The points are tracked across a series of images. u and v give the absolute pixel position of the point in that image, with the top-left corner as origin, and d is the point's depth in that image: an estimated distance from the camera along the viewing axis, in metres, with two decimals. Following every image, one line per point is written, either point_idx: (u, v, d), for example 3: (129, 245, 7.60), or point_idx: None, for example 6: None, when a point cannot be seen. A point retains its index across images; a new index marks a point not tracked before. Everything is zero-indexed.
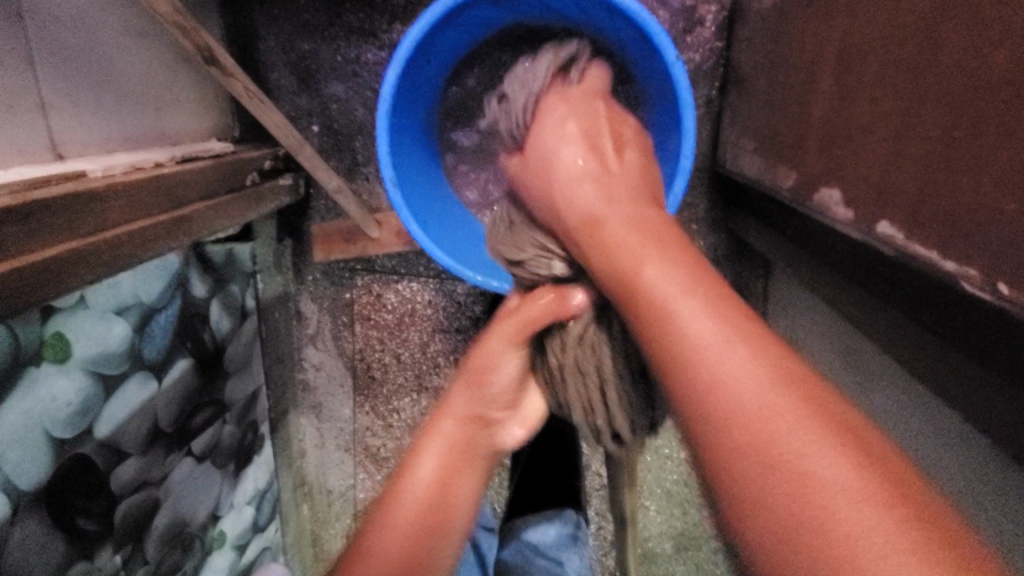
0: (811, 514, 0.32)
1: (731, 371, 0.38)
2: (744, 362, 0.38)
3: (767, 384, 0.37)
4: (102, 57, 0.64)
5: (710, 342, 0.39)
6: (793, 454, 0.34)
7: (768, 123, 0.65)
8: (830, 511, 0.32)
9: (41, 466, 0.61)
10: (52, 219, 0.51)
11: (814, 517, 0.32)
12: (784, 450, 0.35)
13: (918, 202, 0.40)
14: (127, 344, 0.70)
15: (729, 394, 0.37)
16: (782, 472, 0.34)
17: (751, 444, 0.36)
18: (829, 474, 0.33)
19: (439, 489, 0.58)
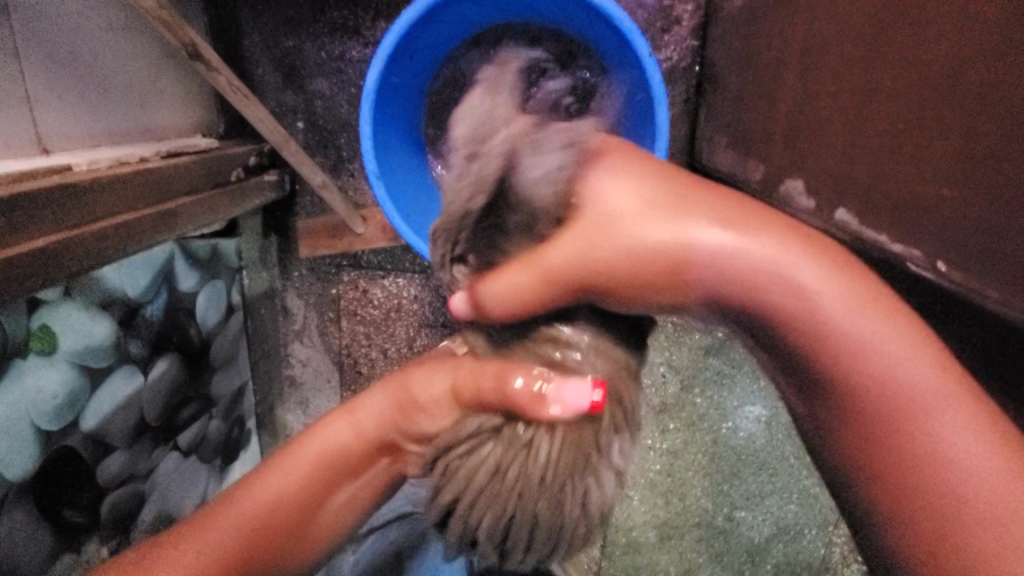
0: (936, 468, 0.43)
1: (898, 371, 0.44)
2: (915, 370, 0.44)
3: (910, 352, 0.45)
4: (88, 54, 0.65)
5: (884, 359, 0.44)
6: (945, 457, 0.43)
7: (738, 120, 0.67)
8: (974, 464, 0.43)
9: (28, 457, 0.61)
10: (39, 211, 0.52)
11: (940, 477, 0.43)
12: (959, 463, 0.43)
13: (872, 190, 0.43)
14: (114, 337, 0.70)
15: (883, 368, 0.45)
16: (930, 436, 0.43)
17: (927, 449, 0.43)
18: (969, 445, 0.43)
19: (304, 497, 0.56)
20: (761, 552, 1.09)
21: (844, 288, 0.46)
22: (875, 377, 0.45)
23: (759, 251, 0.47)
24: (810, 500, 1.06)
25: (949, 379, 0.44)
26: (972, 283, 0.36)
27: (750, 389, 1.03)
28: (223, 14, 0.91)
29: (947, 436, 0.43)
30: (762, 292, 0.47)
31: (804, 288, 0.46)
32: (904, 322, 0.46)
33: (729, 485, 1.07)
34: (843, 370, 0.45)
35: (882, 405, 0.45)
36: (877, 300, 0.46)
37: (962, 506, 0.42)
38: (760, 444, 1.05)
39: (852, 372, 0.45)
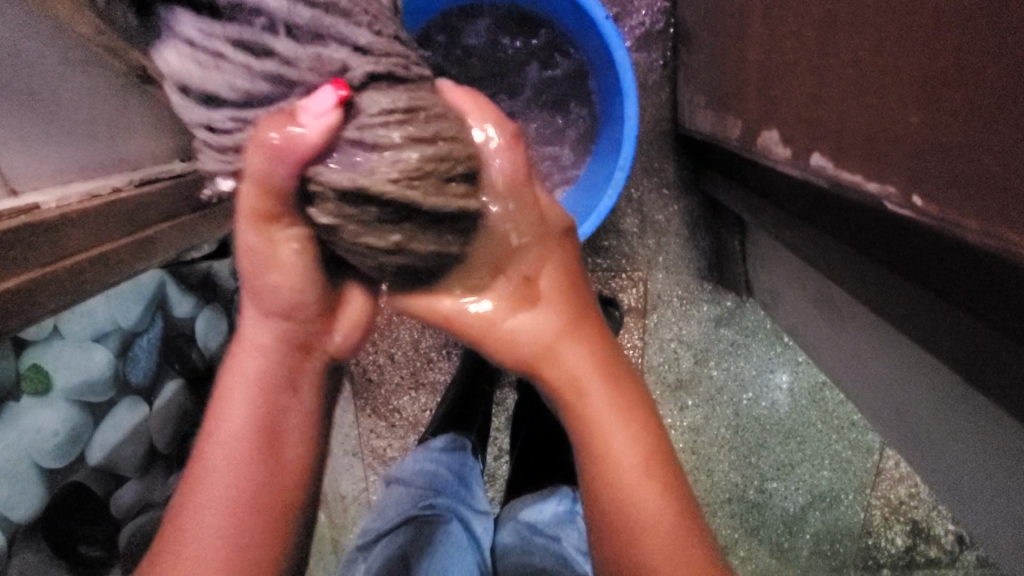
0: (618, 481, 0.46)
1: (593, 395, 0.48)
2: (606, 409, 0.48)
3: (668, 499, 0.46)
4: (47, 91, 0.65)
5: (586, 379, 0.48)
6: (622, 453, 0.46)
7: (713, 78, 0.64)
8: (636, 482, 0.46)
9: (34, 498, 0.62)
10: (9, 252, 0.52)
11: (621, 490, 0.46)
12: (622, 466, 0.46)
13: (842, 129, 0.39)
14: (111, 370, 0.71)
15: (592, 395, 0.48)
16: (631, 548, 0.44)
17: (602, 438, 0.47)
18: (643, 492, 0.46)
19: (248, 450, 0.45)
20: (799, 523, 1.06)
21: (638, 433, 0.48)
22: (626, 496, 0.45)
23: (603, 398, 0.48)
24: (843, 465, 1.02)
25: (681, 526, 0.45)
26: (943, 215, 0.31)
27: (768, 356, 0.99)
28: None
29: (653, 547, 0.44)
30: (597, 438, 0.47)
31: (615, 436, 0.47)
32: (675, 482, 0.47)
33: (757, 457, 1.04)
34: (608, 492, 0.46)
35: (616, 526, 0.45)
36: (673, 465, 0.48)
37: (624, 501, 0.45)
38: (785, 413, 1.02)
39: (600, 456, 0.47)
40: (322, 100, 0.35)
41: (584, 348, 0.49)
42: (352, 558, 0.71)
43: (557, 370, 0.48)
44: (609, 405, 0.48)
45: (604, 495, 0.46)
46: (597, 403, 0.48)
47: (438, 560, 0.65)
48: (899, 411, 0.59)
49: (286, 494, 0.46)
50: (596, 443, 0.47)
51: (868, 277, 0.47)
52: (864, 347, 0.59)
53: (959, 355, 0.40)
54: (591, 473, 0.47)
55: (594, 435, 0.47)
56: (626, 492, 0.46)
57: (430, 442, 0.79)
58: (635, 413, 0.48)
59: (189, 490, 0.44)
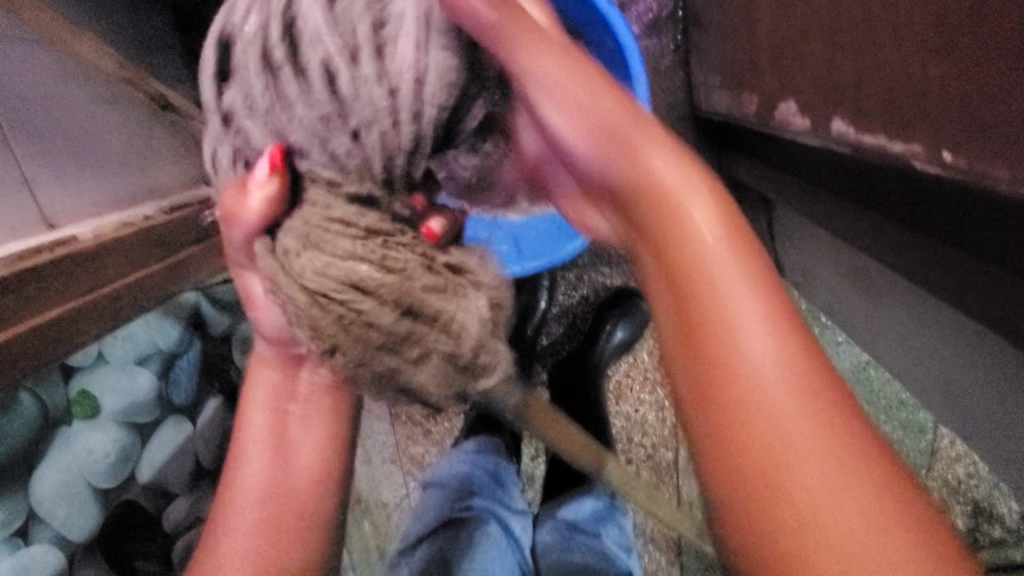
0: (757, 387, 0.30)
1: (711, 249, 0.33)
2: (738, 281, 0.32)
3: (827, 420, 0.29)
4: (78, 128, 0.68)
5: (694, 234, 0.34)
6: (761, 342, 0.31)
7: (726, 56, 0.62)
8: (790, 395, 0.30)
9: (90, 516, 0.65)
10: (48, 284, 0.54)
11: (767, 403, 0.30)
12: (765, 363, 0.30)
13: (860, 90, 0.38)
14: (155, 391, 0.72)
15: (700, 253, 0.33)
16: (770, 469, 0.29)
17: (724, 314, 0.32)
18: (801, 410, 0.29)
19: (263, 506, 0.42)
20: None
21: (781, 322, 0.32)
22: (771, 400, 0.30)
23: (726, 248, 0.33)
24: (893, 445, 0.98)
25: (860, 463, 0.28)
26: (975, 166, 0.30)
27: None
28: None
29: (814, 474, 0.28)
30: (713, 320, 0.32)
31: (740, 316, 0.31)
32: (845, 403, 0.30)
33: None
34: (723, 383, 0.31)
35: (741, 436, 0.30)
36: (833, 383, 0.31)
37: (770, 417, 0.29)
38: None
39: (727, 344, 0.31)
40: (261, 171, 0.36)
41: (705, 198, 0.35)
42: (394, 562, 0.71)
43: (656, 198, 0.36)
44: (737, 279, 0.32)
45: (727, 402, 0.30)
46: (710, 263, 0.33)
47: (477, 563, 0.66)
48: (944, 384, 0.56)
49: (309, 526, 0.43)
50: (713, 321, 0.32)
51: (898, 244, 0.45)
52: (903, 320, 0.57)
53: (1001, 311, 0.38)
54: (699, 364, 0.32)
55: (701, 303, 0.32)
56: (772, 403, 0.29)
57: (463, 444, 0.79)
58: (778, 294, 0.33)
59: (214, 531, 0.42)
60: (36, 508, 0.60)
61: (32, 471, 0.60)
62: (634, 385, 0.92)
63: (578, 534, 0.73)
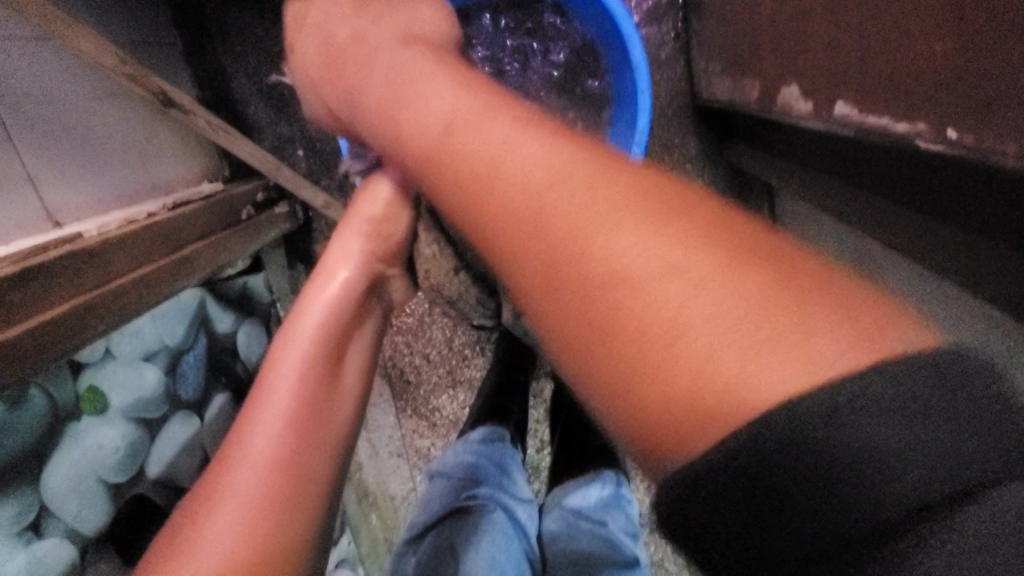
0: (580, 257, 0.28)
1: (505, 142, 0.33)
2: (536, 163, 0.32)
3: (664, 234, 0.27)
4: (81, 125, 0.68)
5: (501, 156, 0.33)
6: (569, 207, 0.29)
7: (728, 41, 0.62)
8: (616, 241, 0.27)
9: (101, 510, 0.65)
10: (53, 281, 0.54)
11: (586, 261, 0.28)
12: (579, 228, 0.29)
13: (867, 70, 0.38)
14: (162, 387, 0.73)
15: (508, 158, 0.33)
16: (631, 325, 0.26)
17: (531, 192, 0.31)
18: (635, 253, 0.27)
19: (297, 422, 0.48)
20: None
21: (585, 188, 0.30)
22: (615, 270, 0.27)
23: (535, 146, 0.33)
24: None
25: (686, 254, 0.26)
26: (985, 143, 0.31)
27: None
28: (200, 39, 0.82)
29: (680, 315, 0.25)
30: (539, 216, 0.30)
31: (547, 194, 0.30)
32: (678, 212, 0.28)
33: None
34: (557, 264, 0.29)
35: (593, 305, 0.27)
36: (678, 203, 0.29)
37: (611, 282, 0.27)
38: None
39: (536, 228, 0.30)
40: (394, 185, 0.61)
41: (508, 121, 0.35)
42: (403, 552, 0.72)
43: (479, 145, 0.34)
44: (540, 167, 0.31)
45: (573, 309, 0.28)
46: (514, 163, 0.32)
47: (485, 550, 0.65)
48: None
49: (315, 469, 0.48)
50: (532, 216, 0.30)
51: (906, 226, 0.45)
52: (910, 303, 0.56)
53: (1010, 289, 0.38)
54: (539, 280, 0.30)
55: (516, 208, 0.31)
56: (607, 274, 0.27)
57: (468, 435, 0.79)
58: (596, 171, 0.31)
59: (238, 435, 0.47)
60: (48, 502, 0.59)
61: (44, 466, 0.59)
62: None
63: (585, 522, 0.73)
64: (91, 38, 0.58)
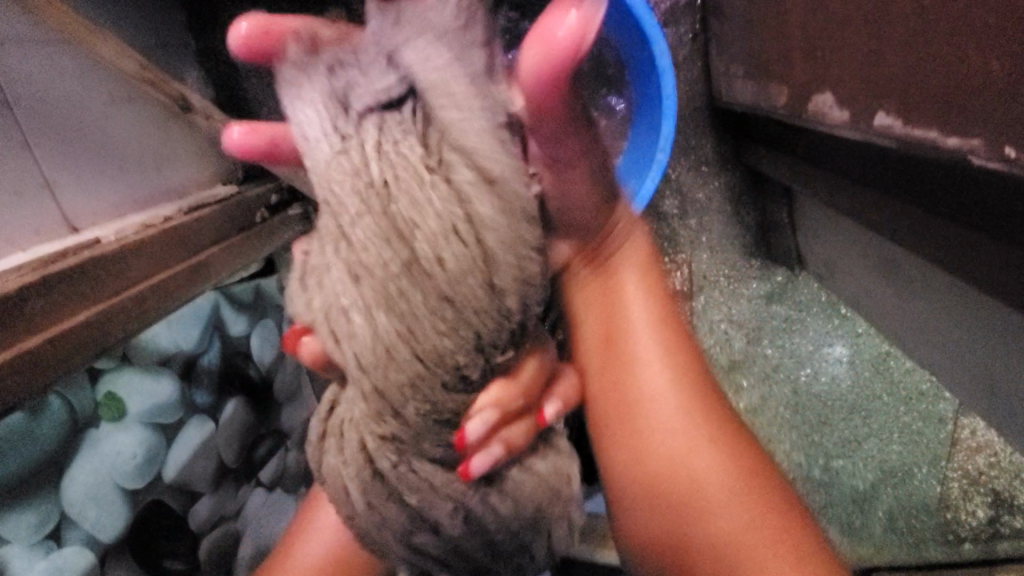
0: (694, 500, 0.45)
1: (660, 419, 0.49)
2: (673, 436, 0.48)
3: (737, 508, 0.44)
4: (97, 128, 0.67)
5: (669, 443, 0.48)
6: (692, 481, 0.46)
7: (752, 45, 0.61)
8: (717, 510, 0.44)
9: (120, 516, 0.65)
10: (74, 290, 0.54)
11: (698, 516, 0.45)
12: (694, 463, 0.47)
13: (908, 82, 0.38)
14: (178, 392, 0.73)
15: (670, 456, 0.48)
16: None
17: (682, 472, 0.47)
18: (726, 518, 0.44)
19: None
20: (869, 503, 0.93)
21: (701, 457, 0.47)
22: (686, 491, 0.46)
23: (673, 431, 0.48)
24: (916, 438, 0.93)
25: (737, 479, 0.46)
26: None
27: (825, 330, 0.93)
28: (214, 40, 0.81)
29: (702, 484, 0.46)
30: (671, 505, 0.46)
31: (680, 457, 0.47)
32: (737, 468, 0.46)
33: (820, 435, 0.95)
34: (662, 487, 0.47)
35: (664, 489, 0.47)
36: (731, 457, 0.47)
37: (712, 542, 0.44)
38: (848, 386, 0.94)
39: (681, 496, 0.46)
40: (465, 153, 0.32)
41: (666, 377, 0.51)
42: None
43: (658, 431, 0.49)
44: (683, 437, 0.48)
45: (686, 538, 0.45)
46: (660, 441, 0.48)
47: None
48: (978, 372, 0.55)
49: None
50: (676, 504, 0.46)
51: (942, 237, 0.45)
52: (937, 309, 0.55)
53: None
54: (653, 521, 0.47)
55: (656, 468, 0.48)
56: (720, 548, 0.43)
57: None
58: (705, 431, 0.48)
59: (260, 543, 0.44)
60: (68, 509, 0.59)
61: (62, 473, 0.59)
62: None
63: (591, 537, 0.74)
64: (108, 41, 0.57)
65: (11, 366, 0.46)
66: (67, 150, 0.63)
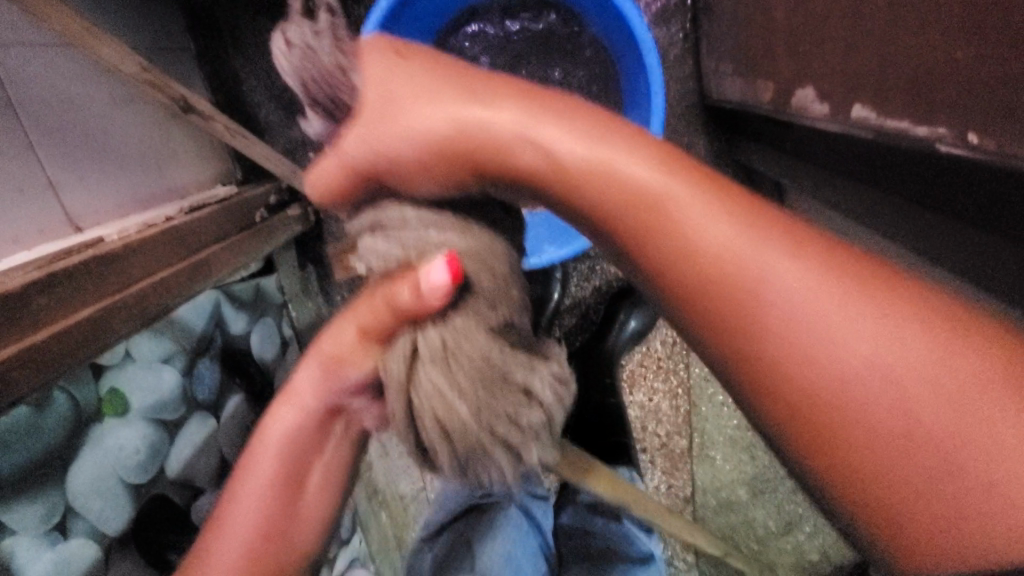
0: (866, 429, 0.26)
1: (757, 259, 0.28)
2: (791, 285, 0.27)
3: (938, 380, 0.25)
4: (99, 128, 0.69)
5: (800, 339, 0.27)
6: (852, 366, 0.26)
7: (739, 42, 0.63)
8: (883, 366, 0.26)
9: (123, 510, 0.66)
10: (77, 286, 0.55)
11: (876, 429, 0.25)
12: (851, 380, 0.26)
13: (884, 75, 0.39)
14: (180, 388, 0.74)
15: (763, 289, 0.28)
16: (894, 450, 0.25)
17: (783, 324, 0.27)
18: (911, 389, 0.25)
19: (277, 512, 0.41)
20: None
21: (821, 283, 0.27)
22: (861, 414, 0.26)
23: (779, 262, 0.28)
24: None
25: (962, 397, 0.25)
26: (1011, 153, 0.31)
27: None
28: (213, 44, 0.83)
29: (924, 434, 0.25)
30: (801, 376, 0.27)
31: (774, 285, 0.28)
32: (925, 350, 0.26)
33: None
34: (821, 433, 0.27)
35: (819, 419, 0.26)
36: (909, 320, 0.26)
37: (884, 421, 0.25)
38: None
39: (837, 402, 0.26)
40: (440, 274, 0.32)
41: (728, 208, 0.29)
42: (418, 549, 0.73)
43: (745, 266, 0.28)
44: (801, 289, 0.27)
45: (852, 448, 0.26)
46: (776, 309, 0.27)
47: (500, 545, 0.67)
48: None
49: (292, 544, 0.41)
50: (770, 360, 0.28)
51: (925, 227, 0.46)
52: None
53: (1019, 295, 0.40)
54: (805, 438, 0.27)
55: (783, 377, 0.27)
56: (921, 448, 0.25)
57: None
58: (829, 261, 0.28)
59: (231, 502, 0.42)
60: (73, 503, 0.60)
61: (67, 467, 0.60)
62: (647, 373, 0.93)
63: (587, 530, 0.75)
64: (111, 44, 0.59)
65: (17, 358, 0.47)
66: (70, 151, 0.65)
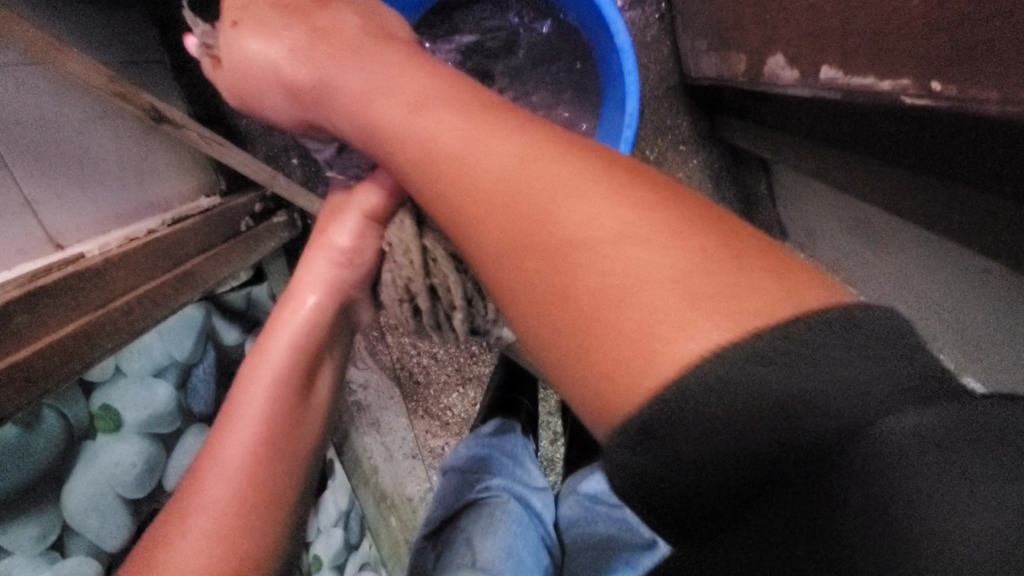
0: (586, 305, 0.30)
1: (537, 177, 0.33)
2: (565, 200, 0.32)
3: (670, 282, 0.28)
4: (75, 146, 0.69)
5: (548, 238, 0.32)
6: (595, 263, 0.30)
7: (712, 17, 0.62)
8: (622, 263, 0.30)
9: (122, 527, 0.66)
10: (58, 302, 0.55)
11: (599, 308, 0.29)
12: (592, 275, 0.30)
13: None
14: (174, 401, 0.74)
15: (535, 203, 0.33)
16: (602, 324, 0.29)
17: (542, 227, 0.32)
18: (639, 286, 0.29)
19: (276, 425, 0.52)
20: None
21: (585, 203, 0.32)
22: (583, 297, 0.30)
23: (559, 177, 0.33)
24: None
25: (679, 298, 0.28)
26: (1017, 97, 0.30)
27: None
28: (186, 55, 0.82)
29: (635, 314, 0.28)
30: (549, 272, 0.31)
31: (541, 202, 0.33)
32: (669, 258, 0.29)
33: None
34: (551, 307, 0.31)
35: (560, 307, 0.30)
36: (666, 241, 0.30)
37: (610, 308, 0.29)
38: None
39: (565, 288, 0.30)
40: None
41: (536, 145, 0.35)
42: (421, 549, 0.72)
43: (512, 180, 0.34)
44: (575, 204, 0.32)
45: (580, 330, 0.30)
46: (546, 217, 0.32)
47: (502, 540, 0.66)
48: None
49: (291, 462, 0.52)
50: (529, 256, 0.32)
51: None
52: None
53: None
54: (543, 326, 0.32)
55: (533, 272, 0.32)
56: (634, 331, 0.28)
57: (479, 428, 0.79)
58: (609, 191, 0.32)
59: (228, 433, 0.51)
60: (70, 521, 0.60)
61: (62, 486, 0.60)
62: None
63: (588, 520, 0.73)
64: (78, 59, 0.58)
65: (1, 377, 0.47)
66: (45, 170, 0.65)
